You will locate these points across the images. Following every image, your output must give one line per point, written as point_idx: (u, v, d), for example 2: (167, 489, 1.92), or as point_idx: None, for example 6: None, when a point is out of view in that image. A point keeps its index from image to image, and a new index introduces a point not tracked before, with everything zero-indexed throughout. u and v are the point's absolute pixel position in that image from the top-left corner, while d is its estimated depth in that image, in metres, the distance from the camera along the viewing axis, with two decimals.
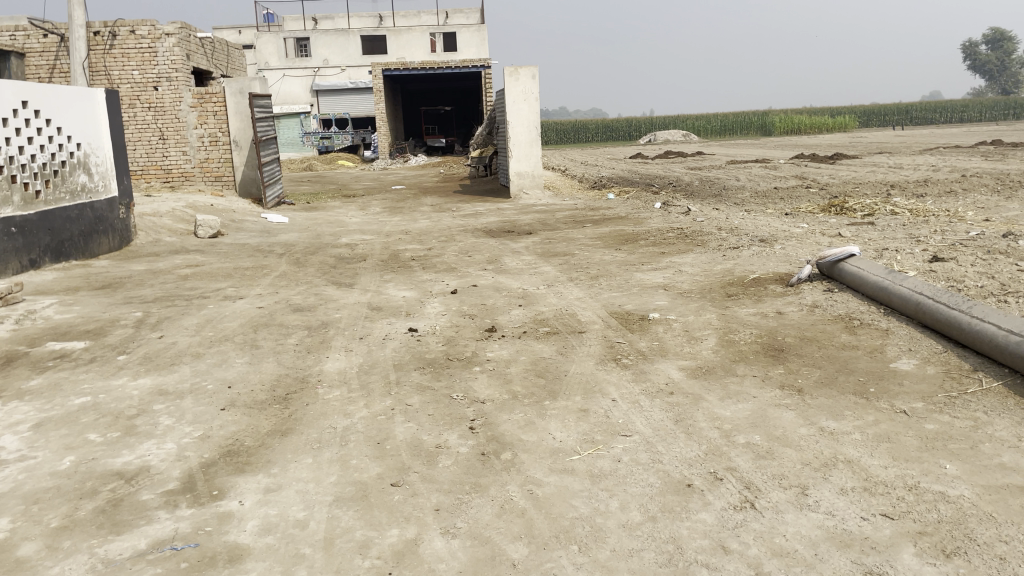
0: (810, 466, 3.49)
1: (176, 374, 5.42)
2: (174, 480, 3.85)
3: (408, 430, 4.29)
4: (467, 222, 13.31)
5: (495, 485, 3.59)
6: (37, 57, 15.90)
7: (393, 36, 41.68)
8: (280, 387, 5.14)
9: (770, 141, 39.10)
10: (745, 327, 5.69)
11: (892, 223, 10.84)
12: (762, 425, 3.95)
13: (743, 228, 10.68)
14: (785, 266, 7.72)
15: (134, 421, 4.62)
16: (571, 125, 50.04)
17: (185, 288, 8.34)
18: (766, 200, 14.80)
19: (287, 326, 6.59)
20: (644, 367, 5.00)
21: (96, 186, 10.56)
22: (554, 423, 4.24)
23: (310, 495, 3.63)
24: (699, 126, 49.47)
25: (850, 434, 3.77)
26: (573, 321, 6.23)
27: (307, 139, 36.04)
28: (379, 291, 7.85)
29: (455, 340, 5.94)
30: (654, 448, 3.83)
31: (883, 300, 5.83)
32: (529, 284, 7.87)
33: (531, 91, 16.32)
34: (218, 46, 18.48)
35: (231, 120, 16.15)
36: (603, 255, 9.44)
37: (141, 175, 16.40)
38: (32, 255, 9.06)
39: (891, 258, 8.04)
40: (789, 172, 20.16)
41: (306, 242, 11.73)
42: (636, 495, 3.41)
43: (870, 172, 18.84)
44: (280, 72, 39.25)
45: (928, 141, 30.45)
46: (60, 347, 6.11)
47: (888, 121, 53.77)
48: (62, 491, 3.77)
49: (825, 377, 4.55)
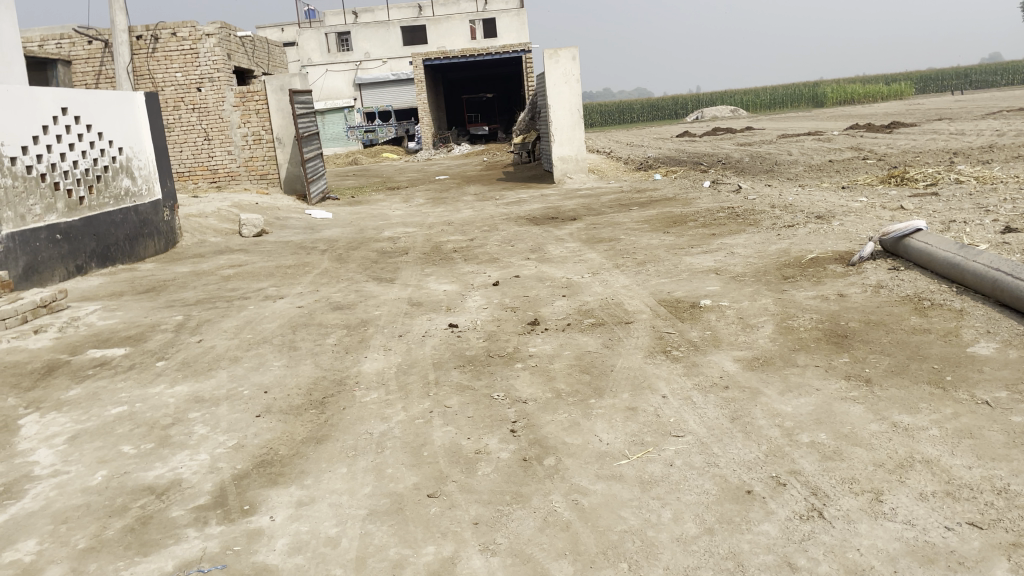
0: (884, 468, 3.17)
1: (213, 381, 5.30)
2: (206, 494, 3.70)
3: (447, 435, 4.07)
4: (510, 210, 13.06)
5: (538, 495, 3.35)
6: (83, 64, 16.11)
7: (433, 25, 41.56)
8: (317, 390, 4.98)
9: (822, 113, 37.89)
10: (804, 312, 5.33)
11: (957, 193, 10.25)
12: (828, 421, 3.63)
13: (798, 205, 10.23)
14: (844, 244, 7.30)
15: (169, 430, 4.50)
16: (616, 106, 49.45)
17: (227, 289, 8.25)
18: (820, 173, 14.23)
19: (326, 326, 6.42)
20: (697, 359, 4.70)
21: (139, 190, 10.59)
22: (600, 423, 3.98)
23: (344, 508, 3.44)
24: (748, 100, 48.28)
25: (927, 430, 3.42)
26: (619, 311, 5.95)
27: (349, 132, 36.69)
28: (420, 285, 7.66)
29: (497, 334, 5.71)
30: (709, 450, 3.55)
31: (955, 277, 5.40)
32: (574, 272, 7.60)
33: (572, 72, 15.92)
34: (258, 44, 18.49)
35: (273, 117, 16.08)
36: (650, 239, 9.13)
37: (189, 176, 16.48)
38: (79, 261, 9.10)
39: (959, 231, 7.55)
40: (844, 143, 19.43)
41: (349, 237, 11.65)
42: (691, 503, 3.13)
43: (929, 140, 18.03)
44: (323, 68, 39.72)
45: (993, 105, 29.17)
46: (100, 355, 6.05)
47: (947, 85, 51.85)
48: (91, 508, 3.65)
49: (895, 366, 4.19)
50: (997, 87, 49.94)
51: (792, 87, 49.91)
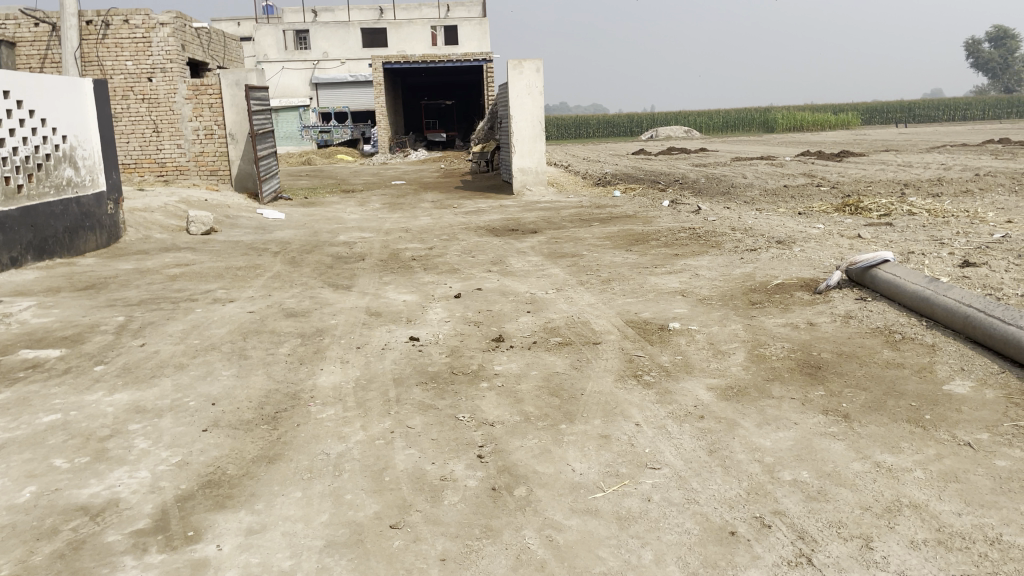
0: (871, 512, 3.06)
1: (156, 390, 4.95)
2: (146, 518, 3.40)
3: (410, 458, 3.84)
4: (470, 220, 12.86)
5: (509, 529, 3.15)
6: (28, 47, 15.42)
7: (393, 29, 41.16)
8: (269, 404, 4.69)
9: (773, 138, 38.49)
10: (775, 340, 5.24)
11: (911, 224, 10.40)
12: (809, 458, 3.52)
13: (758, 229, 10.24)
14: (809, 271, 7.27)
15: (106, 444, 4.17)
16: (573, 120, 49.69)
17: (173, 290, 7.87)
18: (776, 198, 14.36)
19: (279, 334, 6.11)
20: (669, 386, 4.55)
21: (82, 181, 10.08)
22: (572, 451, 3.79)
23: (298, 538, 3.18)
24: (700, 122, 48.92)
25: (911, 472, 3.34)
26: (586, 331, 5.79)
27: (303, 131, 35.96)
28: (378, 294, 7.40)
29: (460, 350, 5.49)
30: (688, 485, 3.39)
31: (925, 311, 5.37)
32: (537, 287, 7.42)
33: (535, 85, 15.79)
34: (214, 36, 17.99)
35: (226, 112, 15.54)
36: (613, 256, 9.01)
37: (135, 169, 15.96)
38: (14, 253, 8.60)
39: (919, 262, 7.59)
40: (798, 169, 19.73)
41: (302, 239, 11.27)
42: (673, 544, 2.96)
43: (879, 170, 18.34)
44: (279, 65, 38.91)
45: (937, 139, 30.06)
46: (33, 356, 5.65)
47: (893, 117, 53.21)
48: (17, 530, 3.31)
49: (872, 402, 4.10)
50: (937, 122, 51.53)
51: (744, 111, 50.79)
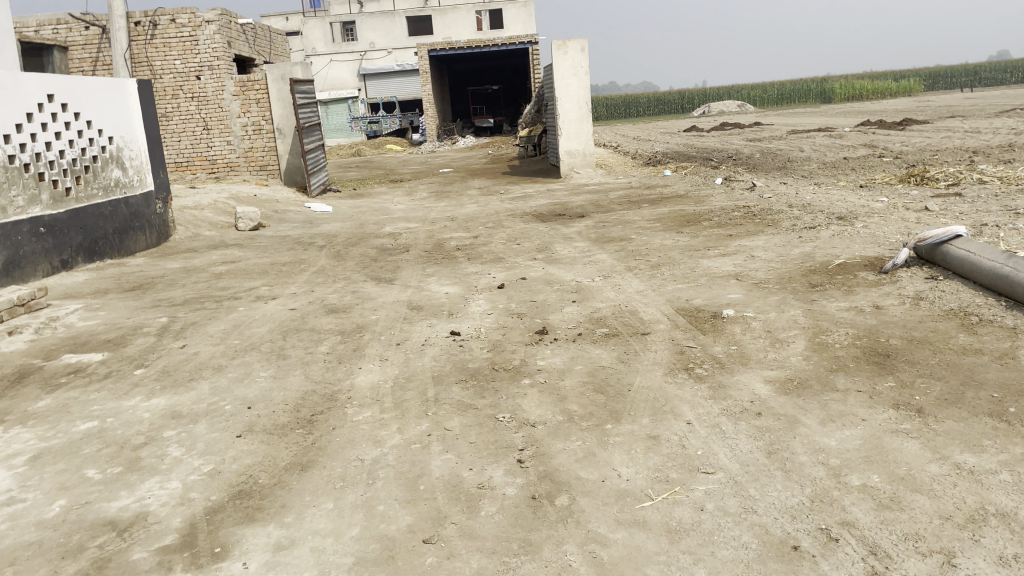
0: (953, 522, 2.75)
1: (193, 393, 4.86)
2: (173, 533, 3.27)
3: (446, 464, 3.64)
4: (516, 206, 12.61)
5: (550, 544, 2.92)
6: (79, 50, 15.64)
7: (438, 16, 41.12)
8: (305, 406, 4.54)
9: (831, 108, 37.17)
10: (838, 326, 4.88)
11: (983, 193, 9.82)
12: (879, 460, 3.20)
13: (817, 204, 9.77)
14: (874, 249, 6.84)
15: (139, 452, 4.07)
16: (622, 101, 48.99)
17: (217, 288, 7.82)
18: (835, 171, 13.77)
19: (320, 332, 5.97)
20: (723, 380, 4.25)
21: (130, 181, 10.15)
22: (618, 455, 3.54)
23: (327, 555, 3.01)
24: (753, 95, 47.70)
25: (996, 475, 3.01)
26: (635, 321, 5.50)
27: (354, 122, 36.17)
28: (420, 287, 7.22)
29: (502, 345, 5.27)
30: (746, 491, 3.11)
31: (1004, 290, 4.94)
32: (584, 275, 7.15)
33: (580, 64, 15.44)
34: (260, 32, 18.01)
35: (274, 106, 15.63)
36: (663, 239, 8.68)
37: (187, 167, 16.06)
38: (65, 256, 8.67)
39: (994, 234, 7.09)
40: (857, 140, 18.91)
41: (349, 232, 11.20)
42: (728, 561, 2.70)
43: (943, 137, 17.49)
44: (326, 58, 38.37)
45: (1005, 103, 28.73)
46: (76, 361, 5.62)
47: (957, 82, 51.25)
48: (44, 547, 3.22)
49: (948, 394, 3.74)
50: (1004, 85, 49.35)
51: (800, 83, 49.39)
